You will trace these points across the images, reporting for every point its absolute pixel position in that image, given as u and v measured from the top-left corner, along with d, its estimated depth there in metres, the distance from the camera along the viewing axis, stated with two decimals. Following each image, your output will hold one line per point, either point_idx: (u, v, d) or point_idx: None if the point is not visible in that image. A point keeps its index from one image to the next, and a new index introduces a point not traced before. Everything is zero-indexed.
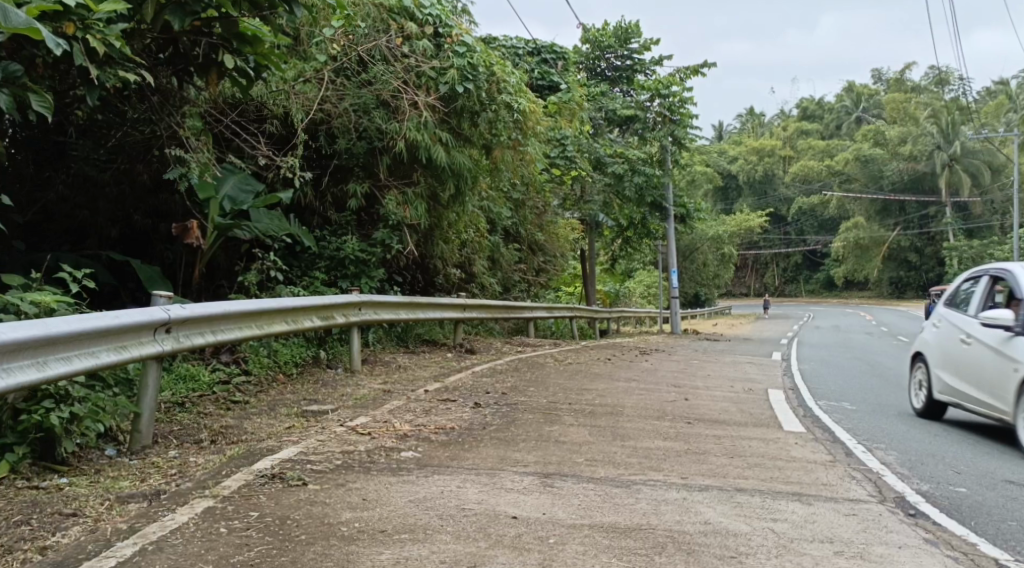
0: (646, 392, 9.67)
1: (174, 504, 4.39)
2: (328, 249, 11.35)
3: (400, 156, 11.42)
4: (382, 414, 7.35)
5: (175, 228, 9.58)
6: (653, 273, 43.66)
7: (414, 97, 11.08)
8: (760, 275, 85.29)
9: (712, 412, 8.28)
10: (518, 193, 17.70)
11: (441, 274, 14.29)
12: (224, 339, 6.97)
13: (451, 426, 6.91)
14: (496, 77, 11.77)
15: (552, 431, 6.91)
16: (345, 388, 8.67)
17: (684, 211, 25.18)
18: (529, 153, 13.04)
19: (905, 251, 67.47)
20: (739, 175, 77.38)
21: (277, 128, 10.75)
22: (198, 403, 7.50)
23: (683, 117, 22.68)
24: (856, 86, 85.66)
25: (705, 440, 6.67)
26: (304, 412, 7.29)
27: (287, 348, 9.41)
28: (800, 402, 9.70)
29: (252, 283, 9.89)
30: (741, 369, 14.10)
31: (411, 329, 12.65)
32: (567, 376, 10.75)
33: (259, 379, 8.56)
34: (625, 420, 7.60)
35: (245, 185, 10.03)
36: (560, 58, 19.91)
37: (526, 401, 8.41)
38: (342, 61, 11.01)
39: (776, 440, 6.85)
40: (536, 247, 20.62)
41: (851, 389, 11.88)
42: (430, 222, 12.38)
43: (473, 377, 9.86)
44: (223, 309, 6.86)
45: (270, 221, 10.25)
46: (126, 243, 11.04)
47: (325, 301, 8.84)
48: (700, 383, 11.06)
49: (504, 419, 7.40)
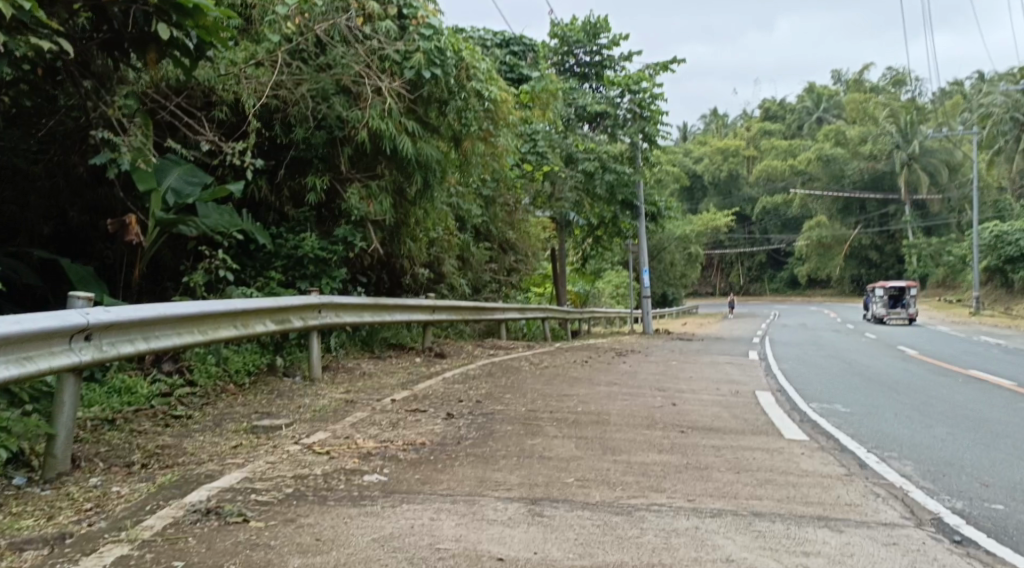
0: (631, 398, 8.93)
1: (77, 553, 3.61)
2: (284, 247, 10.46)
3: (362, 147, 10.56)
4: (342, 428, 6.53)
5: (110, 225, 8.71)
6: (621, 273, 43.07)
7: (378, 83, 10.28)
8: (726, 275, 85.20)
9: (706, 419, 7.53)
10: (487, 190, 16.97)
11: (408, 274, 13.46)
12: (158, 347, 6.14)
13: (421, 442, 6.13)
14: (465, 62, 10.98)
15: (535, 445, 6.14)
16: (302, 399, 7.83)
17: (655, 209, 24.50)
18: (501, 144, 12.26)
19: (867, 249, 67.39)
20: (704, 175, 77.34)
21: (227, 115, 9.94)
22: (132, 419, 6.66)
23: (653, 113, 21.96)
24: (818, 86, 86.20)
25: (706, 453, 5.89)
26: (254, 428, 6.46)
27: (238, 355, 8.55)
28: (793, 404, 9.03)
29: (198, 283, 9.03)
30: (722, 370, 13.46)
31: (375, 332, 11.82)
32: (543, 381, 10.00)
33: (205, 391, 7.70)
34: (613, 431, 6.82)
35: (189, 178, 9.31)
36: (529, 49, 19.23)
37: (503, 411, 7.63)
38: (298, 42, 10.23)
39: (782, 450, 6.10)
40: (506, 246, 19.85)
41: (844, 390, 11.22)
42: (395, 218, 11.51)
43: (443, 384, 9.03)
44: (156, 313, 6.04)
45: (221, 216, 9.47)
46: (62, 241, 10.10)
47: (279, 304, 8.01)
48: (685, 386, 10.35)
49: (480, 431, 6.62)
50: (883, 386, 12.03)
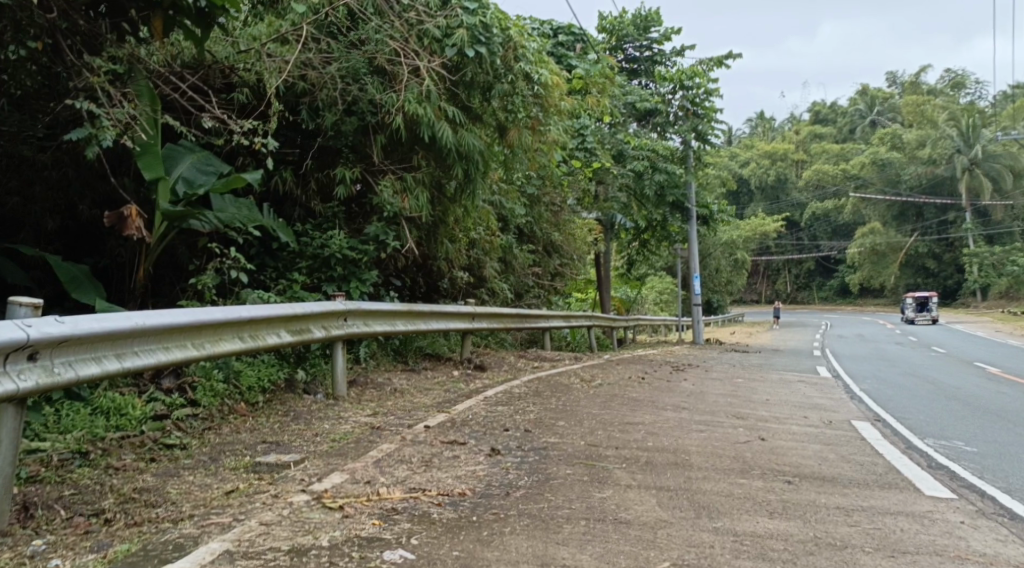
0: (708, 430, 7.55)
1: None
2: (310, 246, 9.12)
3: (398, 135, 9.30)
4: (366, 468, 5.27)
5: (108, 218, 7.46)
6: (666, 279, 41.49)
7: (416, 62, 9.04)
8: (773, 282, 83.01)
9: (809, 464, 6.15)
10: (533, 187, 15.66)
11: (445, 278, 12.19)
12: (135, 367, 4.97)
13: (461, 491, 4.87)
14: (513, 42, 9.77)
15: (604, 500, 4.85)
16: (322, 425, 6.56)
17: (708, 212, 22.65)
18: (554, 135, 10.99)
19: (923, 257, 65.07)
20: (751, 179, 75.22)
21: (248, 98, 8.70)
22: (113, 451, 5.44)
23: (707, 111, 20.63)
24: (870, 89, 84.08)
25: (835, 521, 4.74)
26: (257, 466, 5.24)
27: (251, 368, 7.32)
28: (903, 442, 7.59)
29: (208, 286, 7.80)
30: (796, 391, 12.04)
31: (410, 341, 10.56)
32: (602, 402, 8.70)
33: (208, 414, 6.46)
34: (701, 480, 5.47)
35: (204, 166, 8.20)
36: (579, 39, 17.80)
37: (559, 446, 6.35)
38: (327, 14, 9.02)
39: (935, 525, 4.72)
40: (552, 248, 18.45)
41: (943, 419, 9.81)
42: (433, 216, 10.26)
43: (487, 406, 7.78)
44: (131, 324, 4.87)
45: (238, 210, 8.30)
46: (71, 238, 8.83)
47: (296, 311, 6.76)
48: (763, 413, 8.96)
49: (533, 477, 5.33)
50: (985, 415, 10.57)
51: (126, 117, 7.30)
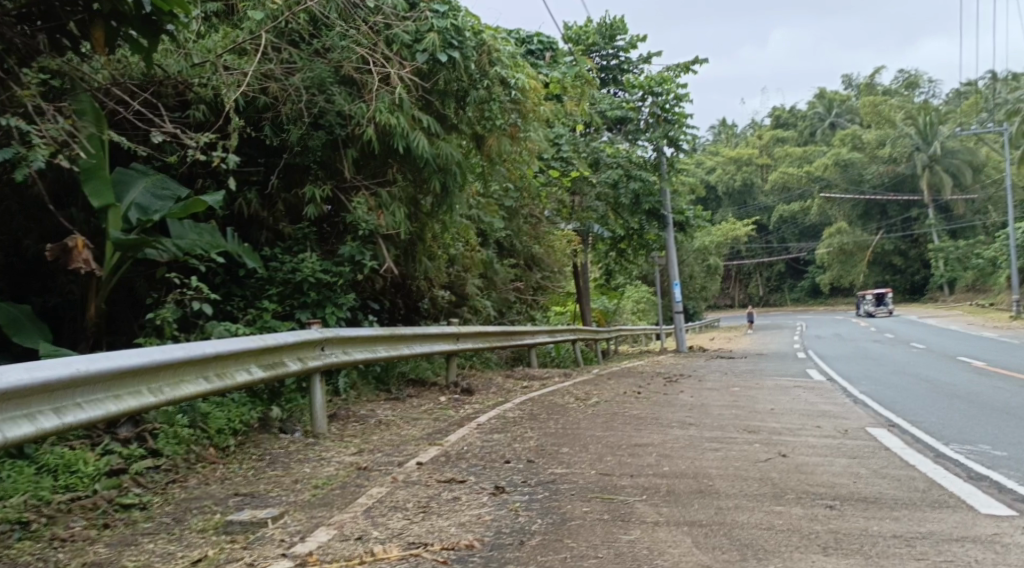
0: (723, 448, 6.93)
1: None
2: (280, 272, 8.42)
3: (369, 148, 8.64)
4: (356, 521, 4.60)
5: (49, 249, 6.74)
6: (641, 288, 40.92)
7: (385, 69, 8.43)
8: (746, 286, 82.81)
9: (844, 484, 5.55)
10: (510, 200, 15.01)
11: (426, 297, 11.54)
12: (80, 421, 4.29)
13: (467, 544, 4.24)
14: (487, 45, 9.15)
15: (629, 546, 4.21)
16: (302, 469, 5.87)
17: (683, 218, 22.08)
18: (533, 142, 10.38)
19: (890, 254, 65.27)
20: (719, 184, 75.13)
21: (204, 115, 8.00)
22: (59, 518, 4.72)
23: (678, 116, 19.99)
24: (828, 92, 84.51)
25: (893, 554, 4.14)
26: (229, 525, 4.55)
27: (220, 407, 6.60)
28: (932, 451, 7.03)
29: (169, 320, 7.09)
30: (798, 398, 11.46)
31: (392, 367, 9.88)
32: (603, 423, 8.07)
33: (173, 463, 5.75)
34: (733, 511, 4.85)
35: (159, 190, 7.47)
36: (549, 47, 17.25)
37: (568, 478, 5.69)
38: (287, 21, 8.37)
39: (1005, 555, 4.15)
40: (532, 262, 17.81)
41: (959, 422, 9.25)
42: (411, 232, 9.61)
43: (482, 436, 7.11)
44: (69, 373, 4.20)
45: (198, 236, 7.59)
46: (14, 277, 8.07)
47: (267, 343, 6.08)
48: (773, 425, 8.37)
49: (547, 518, 4.70)
50: (996, 414, 10.05)
51: (61, 135, 6.59)
